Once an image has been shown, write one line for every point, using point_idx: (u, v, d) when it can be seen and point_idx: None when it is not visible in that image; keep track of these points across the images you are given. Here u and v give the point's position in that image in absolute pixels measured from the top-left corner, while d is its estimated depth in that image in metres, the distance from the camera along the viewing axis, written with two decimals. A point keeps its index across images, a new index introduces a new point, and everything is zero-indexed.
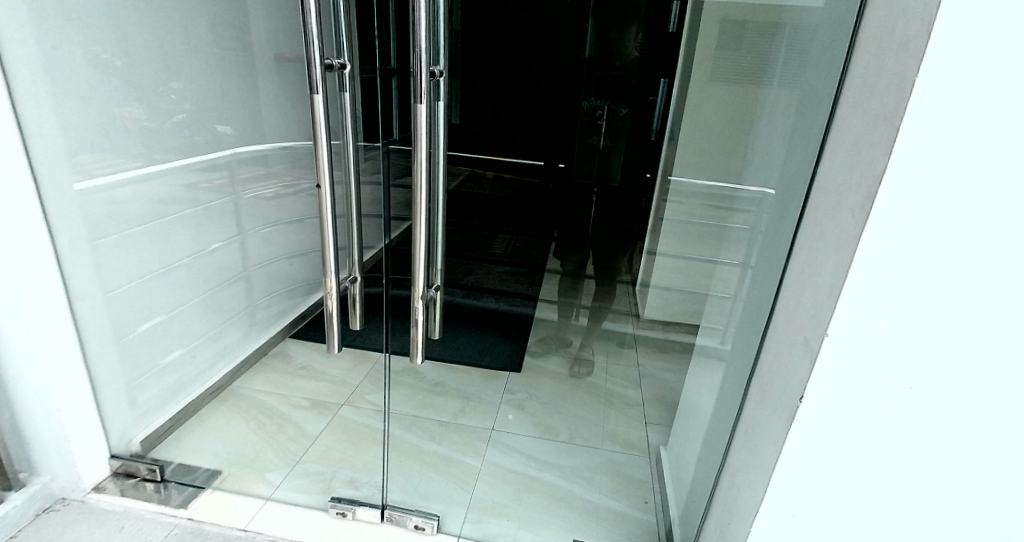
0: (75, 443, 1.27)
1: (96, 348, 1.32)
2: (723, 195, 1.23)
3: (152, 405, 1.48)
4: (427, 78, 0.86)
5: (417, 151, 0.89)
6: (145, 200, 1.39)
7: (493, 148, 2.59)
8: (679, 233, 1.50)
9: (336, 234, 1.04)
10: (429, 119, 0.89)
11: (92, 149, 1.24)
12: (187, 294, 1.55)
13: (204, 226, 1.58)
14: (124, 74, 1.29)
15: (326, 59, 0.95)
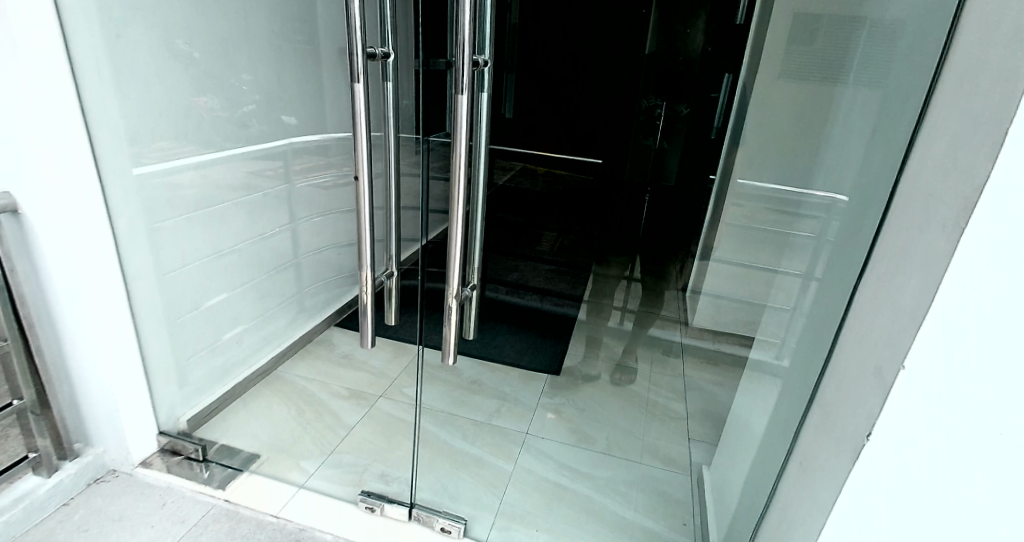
0: (126, 419, 1.32)
1: (149, 327, 1.36)
2: (787, 201, 1.13)
3: (201, 385, 1.51)
4: (470, 68, 0.82)
5: (456, 145, 0.85)
6: (202, 185, 1.41)
7: (547, 143, 2.47)
8: (738, 239, 1.41)
9: (372, 227, 1.01)
10: (471, 112, 0.85)
11: (151, 136, 1.28)
12: (238, 279, 1.58)
13: (258, 213, 1.61)
14: (186, 62, 1.32)
15: (370, 47, 0.92)
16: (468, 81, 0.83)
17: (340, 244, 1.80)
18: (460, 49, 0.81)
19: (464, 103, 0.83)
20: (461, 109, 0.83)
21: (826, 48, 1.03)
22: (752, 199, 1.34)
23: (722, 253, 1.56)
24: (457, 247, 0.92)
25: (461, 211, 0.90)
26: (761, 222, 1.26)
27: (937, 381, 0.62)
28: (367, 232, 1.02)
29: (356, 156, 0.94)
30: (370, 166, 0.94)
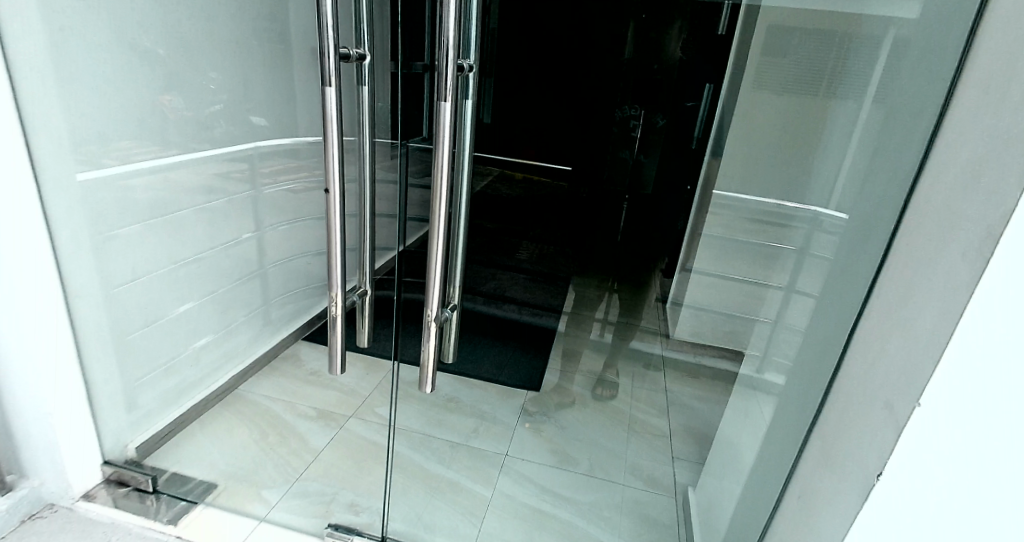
0: (66, 449, 1.21)
1: (93, 349, 1.25)
2: (784, 213, 1.07)
3: (152, 409, 1.40)
4: (454, 73, 0.75)
5: (438, 153, 0.78)
6: (155, 193, 1.30)
7: (527, 151, 2.27)
8: (726, 250, 1.34)
9: (344, 244, 0.89)
10: (455, 119, 0.78)
11: (99, 138, 1.16)
12: (195, 293, 1.47)
13: (220, 220, 1.50)
14: (142, 60, 1.22)
15: (343, 47, 0.84)
16: (453, 86, 0.76)
17: (309, 252, 1.77)
18: (444, 50, 0.74)
19: (447, 109, 0.76)
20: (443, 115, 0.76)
21: (824, 57, 0.99)
22: (740, 207, 1.28)
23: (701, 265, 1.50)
24: (437, 266, 0.84)
25: (442, 227, 0.82)
26: (753, 235, 1.20)
27: (963, 421, 0.57)
28: (338, 249, 0.89)
29: (326, 166, 0.83)
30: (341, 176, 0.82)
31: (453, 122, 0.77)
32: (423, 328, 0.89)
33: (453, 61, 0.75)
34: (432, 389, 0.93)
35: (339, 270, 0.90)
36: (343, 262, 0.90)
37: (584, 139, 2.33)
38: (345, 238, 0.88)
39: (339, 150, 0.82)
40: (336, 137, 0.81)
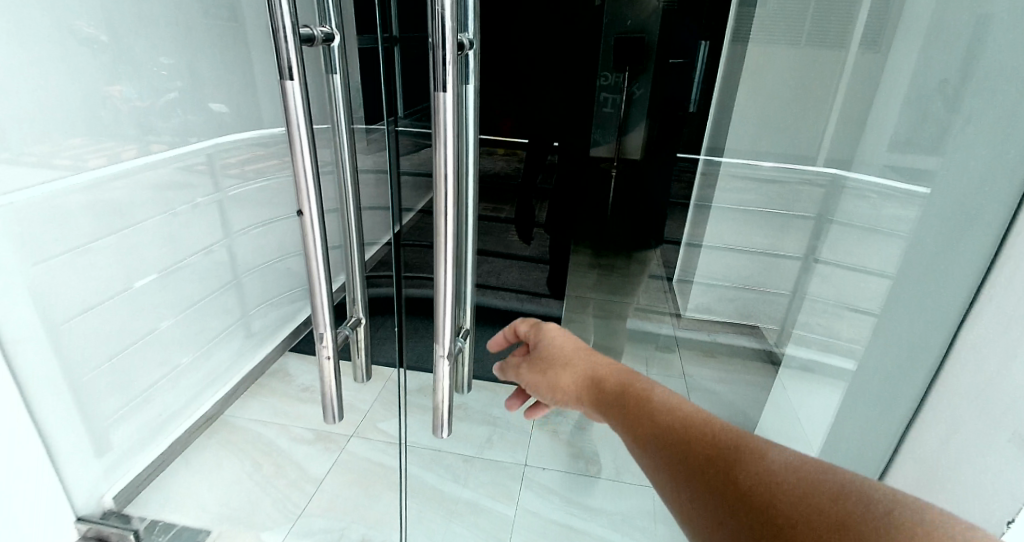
0: (28, 521, 1.04)
1: (47, 402, 1.07)
2: (818, 175, 1.37)
3: (124, 453, 1.25)
4: (452, 54, 0.62)
5: (438, 154, 0.64)
6: (100, 211, 1.14)
7: (505, 123, 1.50)
8: (746, 221, 1.59)
9: (330, 280, 0.71)
10: (457, 110, 0.65)
11: (32, 142, 0.99)
12: (160, 316, 1.32)
13: (180, 233, 1.34)
14: (83, 49, 1.07)
15: (304, 28, 0.67)
16: (455, 69, 0.63)
17: (286, 251, 1.70)
18: (441, 26, 0.61)
19: (448, 98, 0.63)
20: (443, 107, 0.63)
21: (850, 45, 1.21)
22: (762, 186, 1.53)
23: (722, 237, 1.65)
24: (447, 289, 0.71)
25: (453, 242, 0.69)
26: (783, 203, 1.48)
27: None
28: (323, 288, 0.70)
29: (296, 185, 0.65)
30: (319, 195, 0.66)
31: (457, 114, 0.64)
32: (435, 365, 0.76)
33: (451, 38, 0.62)
34: (450, 432, 0.81)
35: (330, 312, 0.72)
36: (332, 302, 0.71)
37: (571, 97, 1.71)
38: (333, 272, 0.70)
39: (312, 164, 0.64)
40: (306, 148, 0.64)
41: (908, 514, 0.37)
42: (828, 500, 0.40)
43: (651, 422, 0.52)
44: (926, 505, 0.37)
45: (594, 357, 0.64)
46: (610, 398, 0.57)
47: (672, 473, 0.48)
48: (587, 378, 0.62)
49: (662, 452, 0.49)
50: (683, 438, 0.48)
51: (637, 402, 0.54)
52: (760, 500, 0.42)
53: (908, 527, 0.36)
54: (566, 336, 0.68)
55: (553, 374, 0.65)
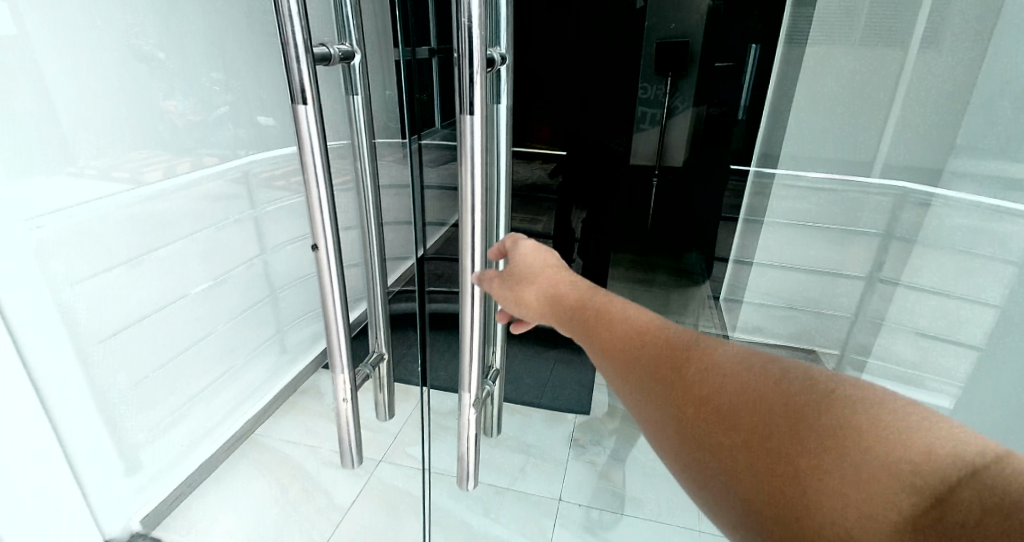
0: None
1: (72, 431, 1.06)
2: (850, 196, 1.59)
3: (156, 477, 1.24)
4: (480, 78, 0.61)
5: (465, 178, 0.64)
6: (132, 230, 1.14)
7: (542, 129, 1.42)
8: (813, 240, 1.67)
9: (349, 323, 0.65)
10: (484, 134, 0.64)
11: (73, 165, 1.02)
12: (193, 333, 1.33)
13: (211, 251, 1.34)
14: (143, 66, 1.13)
15: (321, 46, 0.62)
16: (484, 90, 0.62)
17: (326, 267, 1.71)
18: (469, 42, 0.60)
19: (477, 121, 0.62)
20: (470, 129, 0.62)
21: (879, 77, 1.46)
22: (829, 202, 1.62)
23: (790, 247, 1.70)
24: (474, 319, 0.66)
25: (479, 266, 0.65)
26: (842, 221, 1.61)
27: None
28: (340, 326, 0.64)
29: (311, 215, 0.59)
30: (335, 228, 0.61)
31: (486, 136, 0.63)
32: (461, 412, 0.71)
33: (481, 58, 0.61)
34: (479, 475, 0.76)
35: (348, 352, 0.65)
36: (350, 339, 0.65)
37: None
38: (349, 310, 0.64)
39: (327, 196, 0.59)
40: (321, 173, 0.58)
41: (865, 403, 0.37)
42: (789, 398, 0.39)
43: (619, 333, 0.48)
44: (876, 390, 0.38)
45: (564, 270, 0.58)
46: (577, 311, 0.53)
47: (639, 386, 0.46)
48: (553, 294, 0.55)
49: (630, 364, 0.47)
50: (652, 351, 0.46)
51: (603, 316, 0.50)
52: (726, 403, 0.41)
53: (864, 414, 0.36)
54: (535, 245, 0.60)
55: (519, 288, 0.57)
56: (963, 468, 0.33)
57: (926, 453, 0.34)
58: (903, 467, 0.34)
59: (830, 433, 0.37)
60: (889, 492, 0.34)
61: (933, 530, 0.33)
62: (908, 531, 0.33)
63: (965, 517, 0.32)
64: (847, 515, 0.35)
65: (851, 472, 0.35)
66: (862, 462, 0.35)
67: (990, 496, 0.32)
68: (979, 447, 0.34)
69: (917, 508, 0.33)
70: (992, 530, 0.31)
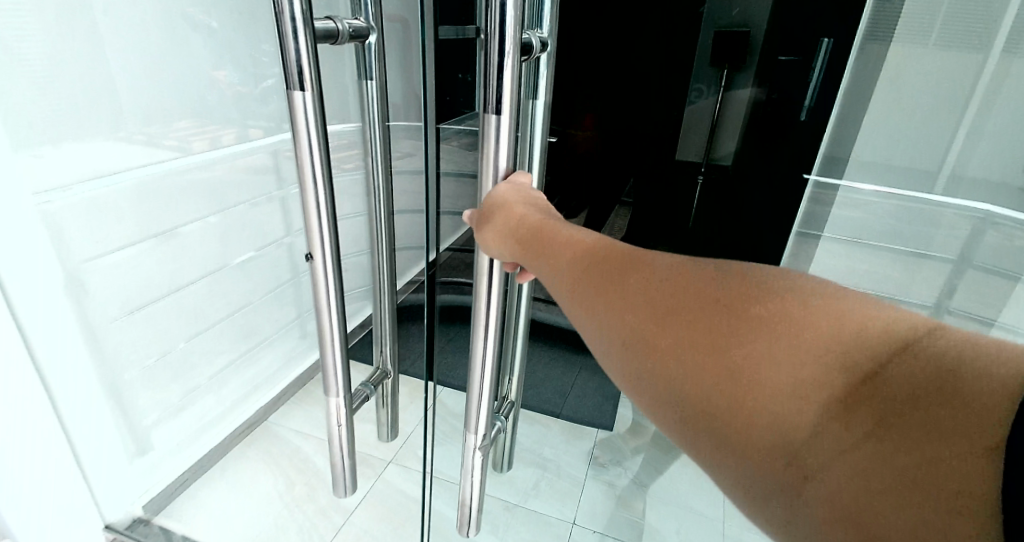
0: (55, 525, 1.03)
1: (75, 413, 1.03)
2: (924, 213, 1.38)
3: (164, 460, 1.24)
4: (511, 68, 0.54)
5: (486, 176, 0.58)
6: (151, 210, 1.10)
7: (588, 118, 1.73)
8: (876, 262, 1.44)
9: (348, 351, 0.55)
10: (512, 130, 0.57)
11: (105, 132, 0.99)
12: (210, 316, 1.30)
13: (233, 233, 1.31)
14: (194, 35, 1.13)
15: (324, 20, 0.51)
16: (515, 81, 0.55)
17: None
18: (501, 23, 0.53)
19: (503, 121, 0.56)
20: (495, 128, 0.56)
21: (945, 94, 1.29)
22: (895, 219, 1.41)
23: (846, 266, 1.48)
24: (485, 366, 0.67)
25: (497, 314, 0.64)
26: (907, 243, 1.40)
27: None
28: (337, 349, 0.54)
29: (306, 226, 0.48)
30: (334, 237, 0.49)
31: (512, 137, 0.57)
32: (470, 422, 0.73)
33: (514, 43, 0.54)
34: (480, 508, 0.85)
35: (344, 380, 0.55)
36: (348, 371, 0.55)
37: (658, 97, 1.68)
38: (349, 333, 0.54)
39: (327, 208, 0.47)
40: (322, 177, 0.47)
41: (794, 290, 0.36)
42: (718, 294, 0.38)
43: (569, 252, 0.49)
44: (817, 287, 0.37)
45: (540, 203, 0.59)
46: (537, 234, 0.53)
47: (584, 300, 0.46)
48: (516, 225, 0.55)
49: (572, 273, 0.47)
50: (597, 262, 0.46)
51: (556, 242, 0.50)
52: (658, 302, 0.41)
53: (791, 301, 0.36)
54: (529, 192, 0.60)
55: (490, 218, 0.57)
56: (897, 344, 0.32)
57: (856, 333, 0.33)
58: (833, 347, 0.33)
59: (758, 321, 0.36)
60: (821, 376, 0.33)
61: (867, 407, 0.32)
62: (841, 412, 0.32)
63: (897, 392, 0.31)
64: (771, 403, 0.34)
65: (779, 359, 0.34)
66: (792, 345, 0.34)
67: (921, 368, 0.31)
68: (911, 322, 0.33)
69: (851, 389, 0.32)
70: (931, 402, 0.30)
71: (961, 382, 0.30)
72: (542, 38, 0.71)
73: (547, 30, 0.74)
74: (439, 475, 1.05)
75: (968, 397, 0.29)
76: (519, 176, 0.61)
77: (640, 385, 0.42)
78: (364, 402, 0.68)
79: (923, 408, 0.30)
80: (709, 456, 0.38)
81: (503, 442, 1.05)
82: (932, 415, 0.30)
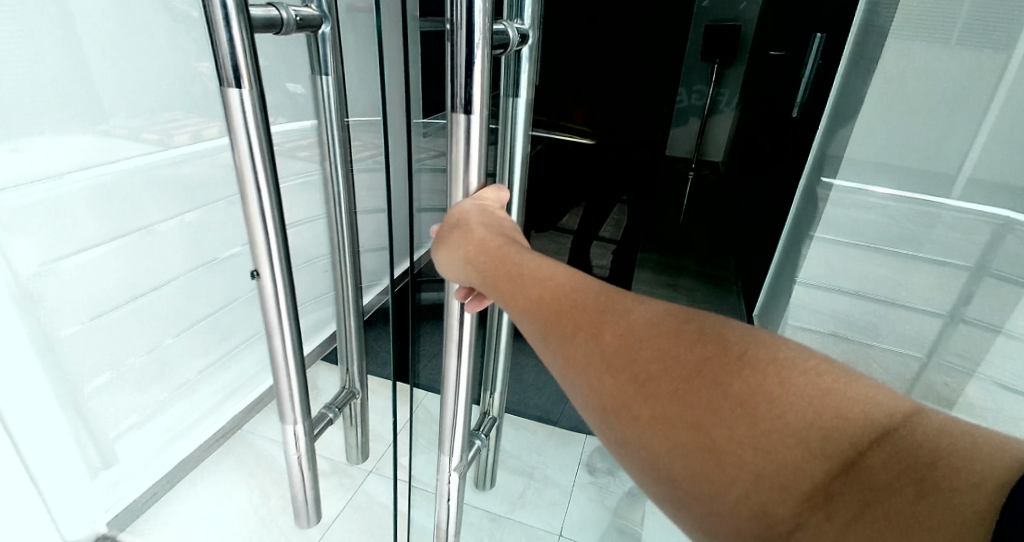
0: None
1: (29, 433, 0.97)
2: (924, 214, 1.33)
3: (133, 470, 1.19)
4: (480, 63, 0.50)
5: (456, 179, 0.54)
6: (112, 211, 1.04)
7: (579, 114, 1.63)
8: (881, 263, 1.44)
9: (305, 376, 0.50)
10: (483, 131, 0.52)
11: (71, 129, 0.95)
12: (181, 321, 1.24)
13: (206, 233, 1.26)
14: (176, 27, 1.10)
15: (265, 8, 0.46)
16: (485, 76, 0.50)
17: None
18: (469, 13, 0.48)
19: (473, 121, 0.51)
20: (465, 129, 0.51)
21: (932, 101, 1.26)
22: (889, 219, 1.40)
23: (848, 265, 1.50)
24: (458, 383, 0.64)
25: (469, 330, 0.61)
26: (904, 244, 1.38)
27: None
28: (292, 374, 0.49)
29: (252, 240, 0.43)
30: (285, 252, 0.44)
31: (483, 138, 0.52)
32: (442, 444, 0.71)
33: (483, 34, 0.49)
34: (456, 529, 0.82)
35: (302, 407, 0.51)
36: (305, 396, 0.50)
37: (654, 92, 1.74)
38: (305, 355, 0.49)
39: (275, 223, 0.43)
40: (267, 185, 0.42)
41: (776, 365, 0.38)
42: (705, 365, 0.40)
43: (541, 297, 0.47)
44: (801, 360, 0.39)
45: (506, 224, 0.56)
46: (501, 271, 0.50)
47: (561, 352, 0.45)
48: (480, 256, 0.52)
49: (545, 326, 0.46)
50: (576, 312, 0.45)
51: (524, 282, 0.48)
52: (642, 370, 0.42)
53: (777, 381, 0.38)
54: (486, 202, 0.56)
55: (452, 241, 0.54)
56: (879, 433, 0.36)
57: (840, 416, 0.37)
58: (821, 435, 0.36)
59: (746, 401, 0.38)
60: (807, 462, 0.36)
61: (848, 493, 0.35)
62: (826, 499, 0.36)
63: (877, 482, 0.35)
64: (761, 486, 0.37)
65: (768, 442, 0.37)
66: (779, 430, 0.37)
67: (901, 457, 0.35)
68: (894, 408, 0.37)
69: (836, 475, 0.36)
70: (910, 493, 0.34)
71: (937, 475, 0.34)
72: (523, 29, 0.67)
73: (528, 22, 0.69)
74: (417, 484, 0.97)
75: (947, 494, 0.33)
76: (489, 192, 0.57)
77: (624, 449, 0.43)
78: (326, 426, 0.63)
79: (906, 500, 0.34)
80: (695, 524, 0.40)
81: (486, 457, 1.01)
82: (914, 507, 0.33)
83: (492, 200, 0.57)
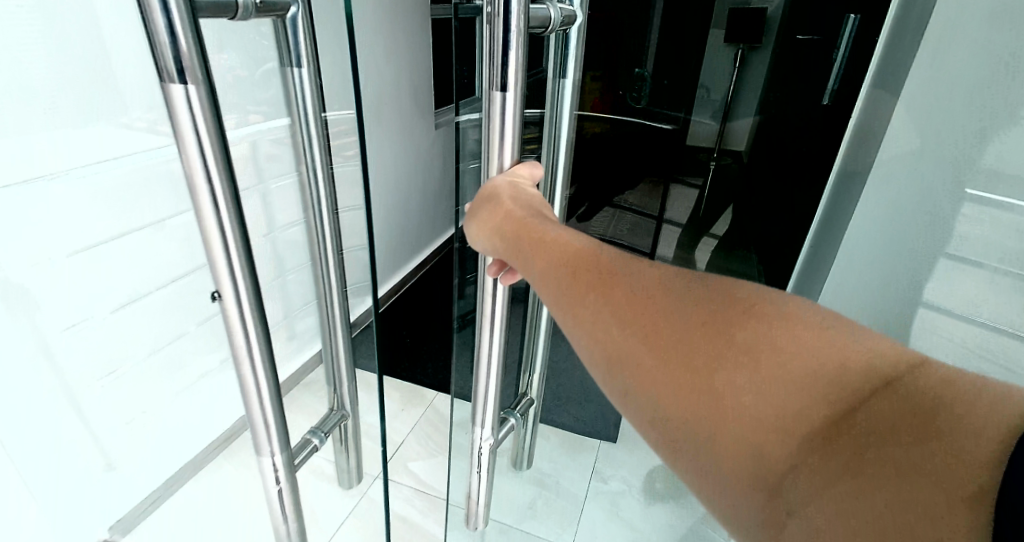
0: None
1: (26, 436, 0.95)
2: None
3: (138, 472, 1.17)
4: (517, 42, 0.45)
5: (493, 156, 0.51)
6: (116, 208, 1.00)
7: None
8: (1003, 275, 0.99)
9: (280, 406, 0.46)
10: (521, 110, 0.49)
11: (81, 122, 0.91)
12: (189, 320, 1.21)
13: None
14: None
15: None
16: (522, 56, 0.46)
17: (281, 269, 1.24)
18: None
19: (508, 101, 0.48)
20: (500, 109, 0.48)
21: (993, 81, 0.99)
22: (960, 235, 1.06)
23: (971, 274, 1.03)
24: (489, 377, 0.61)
25: (501, 310, 0.58)
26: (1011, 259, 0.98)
27: None
28: (267, 402, 0.45)
29: (212, 261, 0.39)
30: (246, 274, 0.40)
31: (519, 117, 0.49)
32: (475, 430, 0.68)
33: (520, 13, 0.44)
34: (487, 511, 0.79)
35: (280, 437, 0.47)
36: (281, 427, 0.46)
37: None
38: (280, 382, 0.45)
39: (233, 242, 0.38)
40: (224, 200, 0.37)
41: (783, 319, 0.37)
42: (710, 317, 0.39)
43: (560, 256, 0.45)
44: (809, 318, 0.37)
45: (541, 200, 0.52)
46: (523, 239, 0.48)
47: (569, 306, 0.44)
48: (501, 224, 0.50)
49: (558, 283, 0.44)
50: (589, 268, 0.44)
51: (544, 245, 0.46)
52: (650, 320, 0.40)
53: (784, 335, 0.36)
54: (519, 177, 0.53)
55: (479, 210, 0.52)
56: (885, 380, 0.34)
57: (843, 366, 0.35)
58: (822, 383, 0.35)
59: (750, 348, 0.37)
60: (808, 407, 0.35)
61: (850, 443, 0.33)
62: (822, 447, 0.33)
63: (876, 428, 0.32)
64: (760, 434, 0.35)
65: (769, 390, 0.36)
66: (783, 379, 0.36)
67: (907, 404, 0.32)
68: (896, 358, 0.34)
69: (835, 423, 0.34)
70: (910, 440, 0.31)
71: (941, 421, 0.31)
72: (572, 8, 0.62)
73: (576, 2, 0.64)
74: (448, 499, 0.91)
75: (951, 440, 0.30)
76: (522, 168, 0.53)
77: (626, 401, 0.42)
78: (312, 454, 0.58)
79: (904, 446, 0.31)
80: (692, 473, 0.39)
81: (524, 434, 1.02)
82: (916, 451, 0.31)
83: (525, 178, 0.53)
